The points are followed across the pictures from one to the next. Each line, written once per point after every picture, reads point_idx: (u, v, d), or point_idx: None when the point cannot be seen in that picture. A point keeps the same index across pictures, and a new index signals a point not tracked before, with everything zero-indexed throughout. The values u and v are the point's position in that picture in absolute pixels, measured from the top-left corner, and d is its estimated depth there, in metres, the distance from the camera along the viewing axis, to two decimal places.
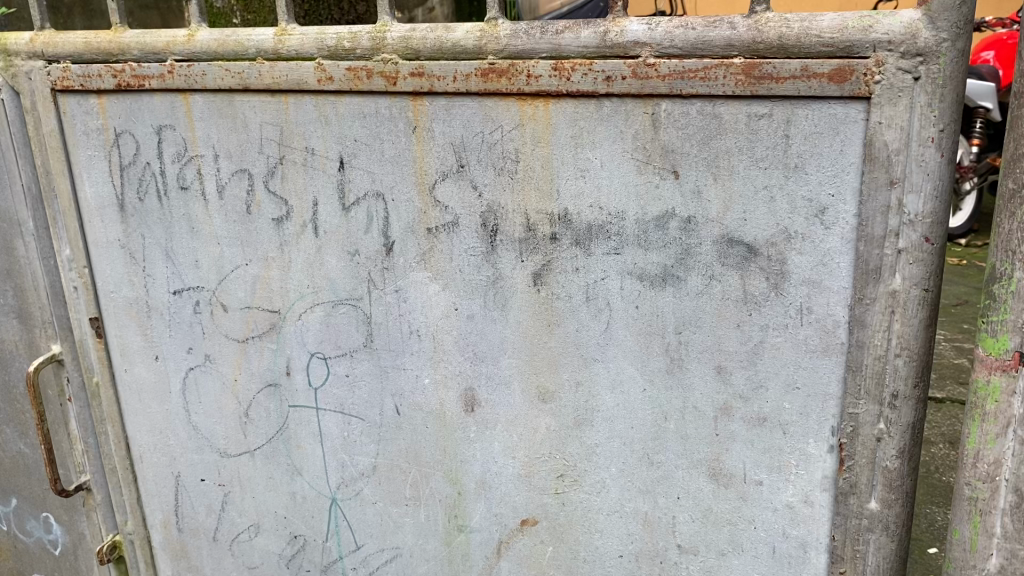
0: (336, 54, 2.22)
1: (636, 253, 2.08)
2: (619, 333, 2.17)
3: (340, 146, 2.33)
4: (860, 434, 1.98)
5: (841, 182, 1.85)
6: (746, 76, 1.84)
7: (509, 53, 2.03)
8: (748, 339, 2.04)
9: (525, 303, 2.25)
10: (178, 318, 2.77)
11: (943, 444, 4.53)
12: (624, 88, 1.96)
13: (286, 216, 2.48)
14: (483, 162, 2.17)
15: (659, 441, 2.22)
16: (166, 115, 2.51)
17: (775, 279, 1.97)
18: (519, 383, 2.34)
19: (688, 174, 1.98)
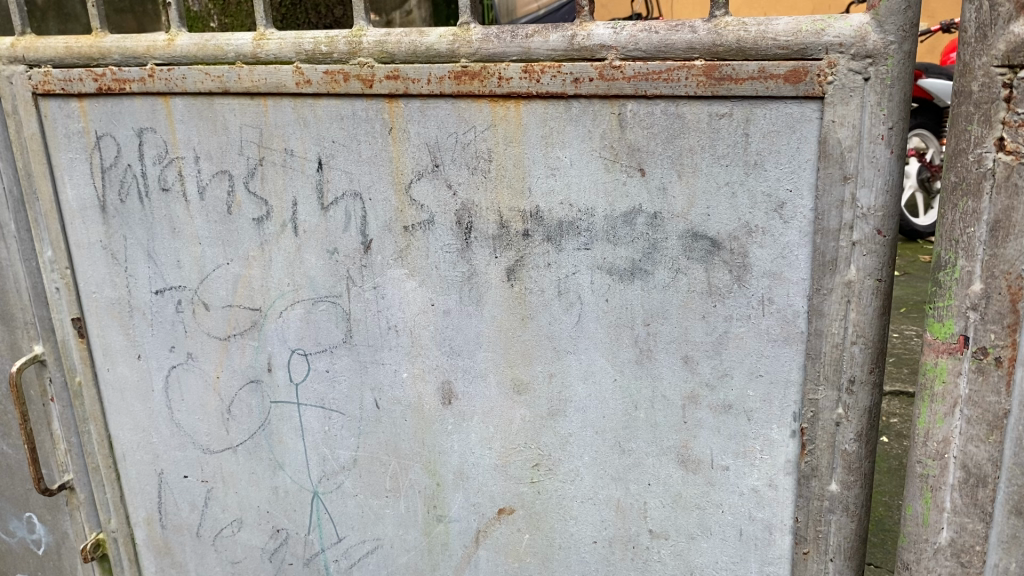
0: (313, 58, 2.29)
1: (605, 248, 2.17)
2: (590, 325, 2.25)
3: (318, 147, 2.40)
4: (820, 418, 2.07)
5: (799, 178, 1.94)
6: (707, 77, 1.93)
7: (481, 56, 2.11)
8: (713, 330, 2.13)
9: (499, 298, 2.33)
10: (160, 318, 2.82)
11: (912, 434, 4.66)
12: (591, 89, 2.04)
13: (266, 215, 2.54)
14: (457, 161, 2.25)
15: (630, 430, 2.30)
16: (147, 118, 2.57)
17: (737, 271, 2.06)
18: (494, 376, 2.41)
19: (654, 171, 2.06)
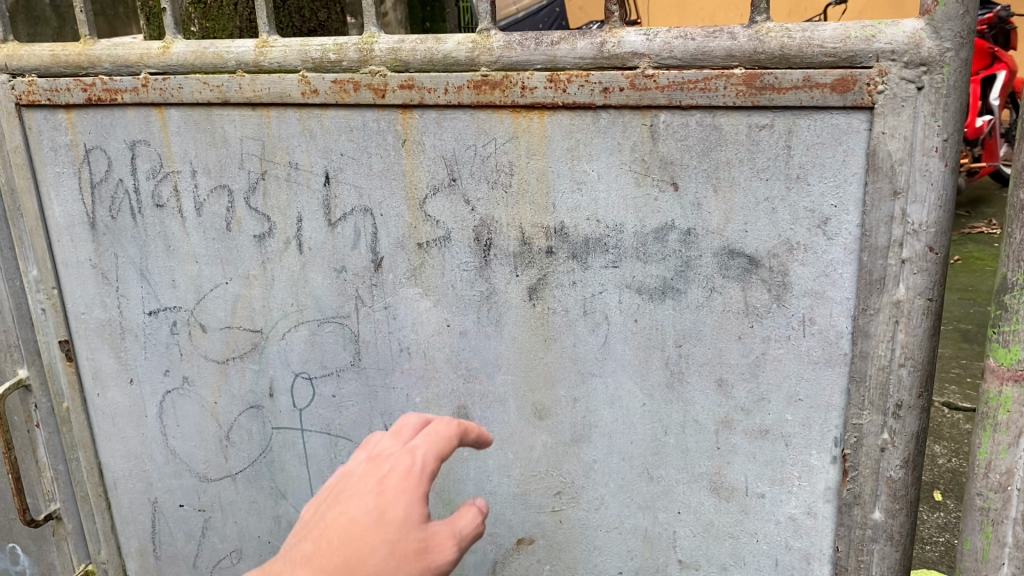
0: (321, 66, 2.15)
1: (635, 266, 2.05)
2: (618, 347, 2.14)
3: (325, 160, 2.26)
4: (864, 444, 1.97)
5: (844, 192, 1.83)
6: (747, 87, 1.81)
7: (503, 64, 1.98)
8: (749, 351, 2.02)
9: (520, 318, 2.21)
10: (154, 340, 2.67)
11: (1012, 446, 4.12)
12: (622, 100, 1.92)
13: (268, 232, 2.40)
14: (476, 175, 2.13)
15: (659, 456, 2.19)
16: (140, 130, 2.43)
17: (777, 290, 1.95)
18: (514, 400, 2.29)
19: (688, 185, 1.95)
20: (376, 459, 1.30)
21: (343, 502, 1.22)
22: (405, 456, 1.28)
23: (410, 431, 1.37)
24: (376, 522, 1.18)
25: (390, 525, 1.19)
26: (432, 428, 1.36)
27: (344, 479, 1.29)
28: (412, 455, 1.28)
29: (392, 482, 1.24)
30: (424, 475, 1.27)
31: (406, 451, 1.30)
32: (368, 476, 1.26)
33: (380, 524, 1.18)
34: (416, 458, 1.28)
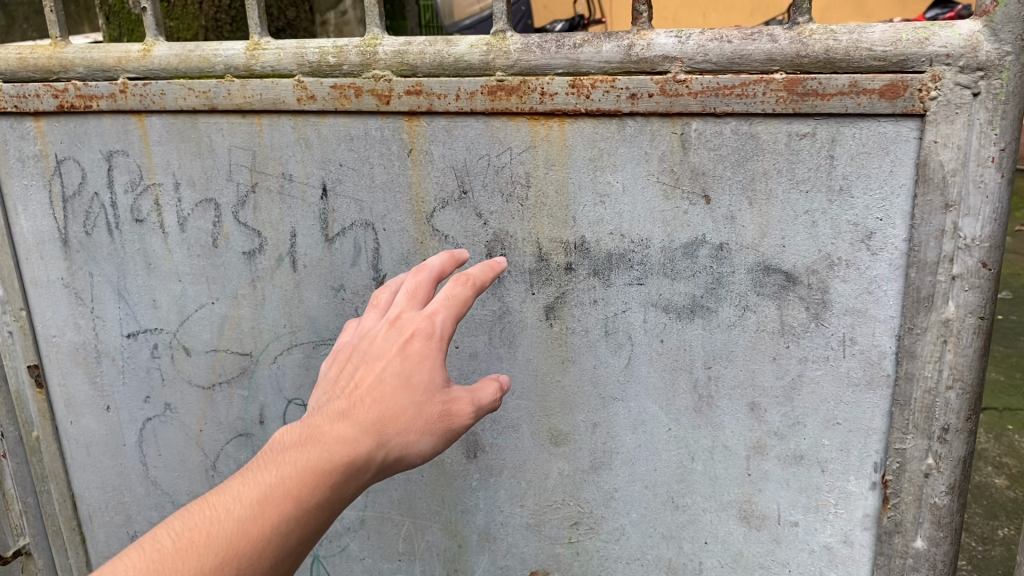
0: (319, 70, 1.99)
1: (661, 283, 1.92)
2: (642, 369, 2.00)
3: (322, 171, 2.10)
4: (907, 470, 1.86)
5: (891, 205, 1.71)
6: (788, 92, 1.69)
7: (520, 69, 1.84)
8: (785, 373, 1.90)
9: (536, 339, 2.07)
10: (134, 364, 2.49)
11: (992, 447, 4.21)
12: (650, 106, 1.78)
13: (259, 248, 2.23)
14: (489, 187, 1.98)
15: (685, 484, 2.07)
16: (117, 139, 2.24)
17: (816, 308, 1.83)
18: (529, 426, 2.15)
19: (721, 199, 1.81)
20: (397, 321, 1.43)
21: (372, 363, 1.35)
22: (427, 321, 1.42)
23: (424, 294, 1.50)
24: (405, 386, 1.34)
25: (417, 389, 1.35)
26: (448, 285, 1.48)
27: (370, 338, 1.41)
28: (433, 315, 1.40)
29: (416, 346, 1.39)
30: (443, 340, 1.42)
31: (426, 315, 1.43)
32: (394, 338, 1.40)
33: (408, 386, 1.34)
34: (437, 322, 1.42)
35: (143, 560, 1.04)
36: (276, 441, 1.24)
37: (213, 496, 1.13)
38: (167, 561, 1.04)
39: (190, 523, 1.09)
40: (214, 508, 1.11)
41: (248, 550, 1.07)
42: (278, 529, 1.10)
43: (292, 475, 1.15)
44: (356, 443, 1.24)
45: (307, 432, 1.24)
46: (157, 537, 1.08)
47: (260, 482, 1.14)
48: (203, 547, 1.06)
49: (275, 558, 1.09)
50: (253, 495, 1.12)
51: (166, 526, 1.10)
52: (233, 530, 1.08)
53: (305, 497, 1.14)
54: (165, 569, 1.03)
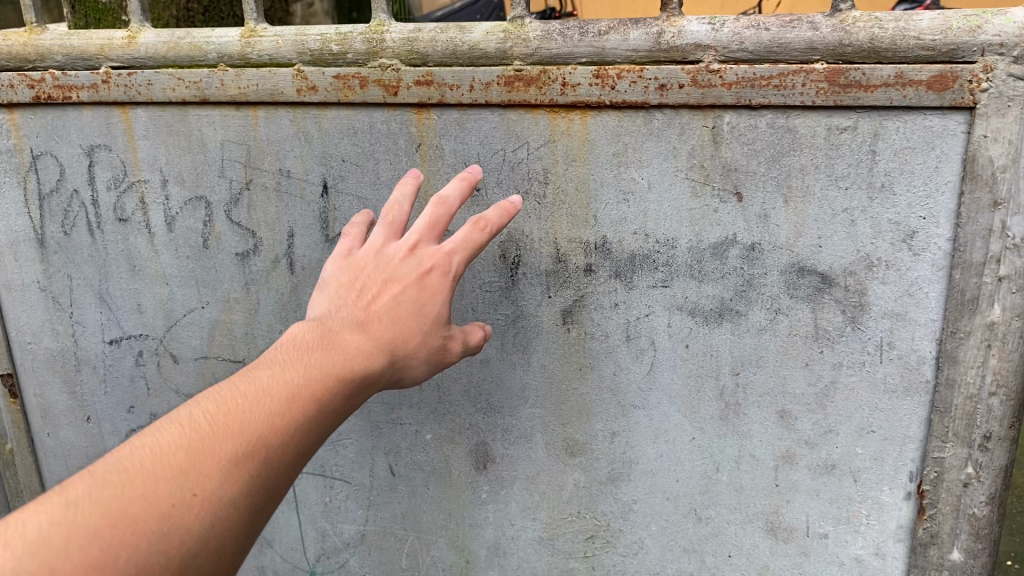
0: (321, 59, 1.86)
1: (688, 286, 1.81)
2: (666, 376, 1.90)
3: (323, 167, 1.97)
4: (945, 479, 1.78)
5: (935, 203, 1.62)
6: (829, 83, 1.59)
7: (540, 58, 1.72)
8: (818, 380, 1.81)
9: (552, 344, 1.96)
10: (116, 372, 2.34)
11: None
12: (680, 98, 1.67)
13: (253, 249, 2.09)
14: (504, 184, 1.86)
15: (709, 495, 1.97)
16: (99, 133, 2.09)
17: (852, 311, 1.74)
18: (542, 436, 2.05)
19: (754, 196, 1.71)
20: (415, 250, 1.59)
21: (391, 284, 1.52)
22: (443, 257, 1.58)
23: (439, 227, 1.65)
24: (416, 313, 1.51)
25: (424, 319, 1.53)
26: (465, 226, 1.63)
27: (388, 259, 1.56)
28: (451, 255, 1.56)
29: (431, 278, 1.56)
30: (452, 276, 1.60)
31: (443, 251, 1.59)
32: (410, 267, 1.56)
33: (417, 315, 1.52)
34: (453, 262, 1.59)
35: (182, 440, 1.15)
36: (294, 343, 1.37)
37: (244, 387, 1.24)
38: (206, 444, 1.15)
39: (223, 411, 1.19)
40: (245, 399, 1.22)
41: (273, 443, 1.19)
42: (303, 426, 1.23)
43: (319, 377, 1.29)
44: (370, 358, 1.40)
45: (329, 338, 1.38)
46: (192, 420, 1.18)
47: (289, 379, 1.27)
48: (239, 434, 1.17)
49: (297, 452, 1.22)
50: (283, 393, 1.24)
51: (199, 408, 1.21)
52: (266, 421, 1.20)
53: (325, 401, 1.28)
54: (204, 450, 1.14)
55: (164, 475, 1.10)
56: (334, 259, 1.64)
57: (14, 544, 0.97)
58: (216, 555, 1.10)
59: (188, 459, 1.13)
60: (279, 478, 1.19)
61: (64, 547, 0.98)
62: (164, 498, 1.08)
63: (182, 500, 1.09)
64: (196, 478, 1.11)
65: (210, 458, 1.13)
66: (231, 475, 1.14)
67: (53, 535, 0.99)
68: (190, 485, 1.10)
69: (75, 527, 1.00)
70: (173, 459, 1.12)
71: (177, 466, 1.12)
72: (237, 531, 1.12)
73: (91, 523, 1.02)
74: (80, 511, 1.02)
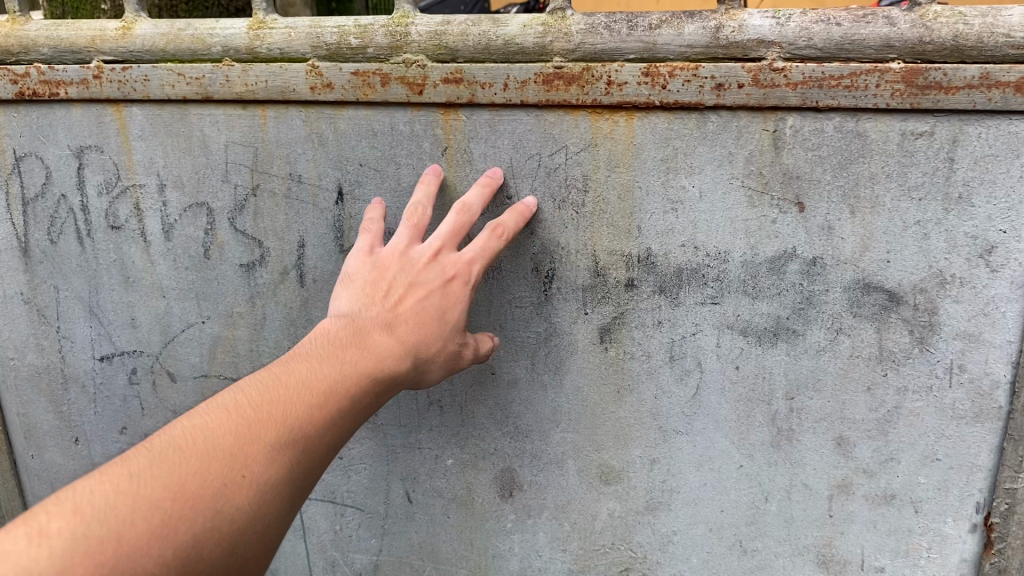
0: (338, 53, 1.69)
1: (740, 303, 1.67)
2: (712, 400, 1.75)
3: (338, 172, 1.81)
4: (1016, 512, 1.66)
5: (1018, 216, 1.49)
6: (906, 84, 1.45)
7: (583, 54, 1.57)
8: (880, 404, 1.68)
9: (588, 364, 1.81)
10: (107, 391, 2.16)
11: None
12: (739, 99, 1.52)
13: (259, 260, 1.92)
14: (538, 191, 1.71)
15: (756, 526, 1.84)
16: (89, 133, 1.91)
17: (920, 332, 1.61)
18: (575, 463, 1.90)
19: (817, 207, 1.57)
20: (439, 255, 1.56)
21: (417, 286, 1.52)
22: (466, 265, 1.57)
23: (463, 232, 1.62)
24: (439, 317, 1.52)
25: (447, 322, 1.54)
26: (487, 231, 1.61)
27: (412, 262, 1.54)
28: (475, 266, 1.55)
29: (454, 284, 1.55)
30: (473, 282, 1.59)
31: (465, 258, 1.57)
32: (434, 272, 1.54)
33: (440, 319, 1.52)
34: (474, 270, 1.58)
35: (229, 424, 1.22)
36: (326, 337, 1.43)
37: (284, 378, 1.32)
38: (251, 430, 1.22)
39: (265, 400, 1.27)
40: (285, 390, 1.29)
41: (312, 431, 1.28)
42: (336, 420, 1.31)
43: (350, 373, 1.37)
44: (398, 360, 1.44)
45: (359, 334, 1.43)
46: (237, 406, 1.26)
47: (324, 373, 1.34)
48: (280, 424, 1.24)
49: (327, 444, 1.31)
50: (320, 387, 1.32)
51: (243, 393, 1.29)
52: (304, 413, 1.27)
53: (356, 398, 1.36)
54: (250, 436, 1.21)
55: (214, 456, 1.18)
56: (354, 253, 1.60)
57: (84, 510, 1.05)
58: (257, 533, 1.19)
59: (235, 443, 1.21)
60: (312, 466, 1.28)
61: (128, 516, 1.06)
62: (217, 476, 1.16)
63: (232, 480, 1.17)
64: (243, 461, 1.19)
65: (255, 444, 1.21)
66: (274, 460, 1.22)
67: (119, 504, 1.07)
68: (240, 467, 1.18)
69: (137, 499, 1.09)
70: (223, 442, 1.20)
71: (225, 448, 1.20)
72: (276, 513, 1.21)
73: (151, 495, 1.10)
74: (141, 484, 1.10)
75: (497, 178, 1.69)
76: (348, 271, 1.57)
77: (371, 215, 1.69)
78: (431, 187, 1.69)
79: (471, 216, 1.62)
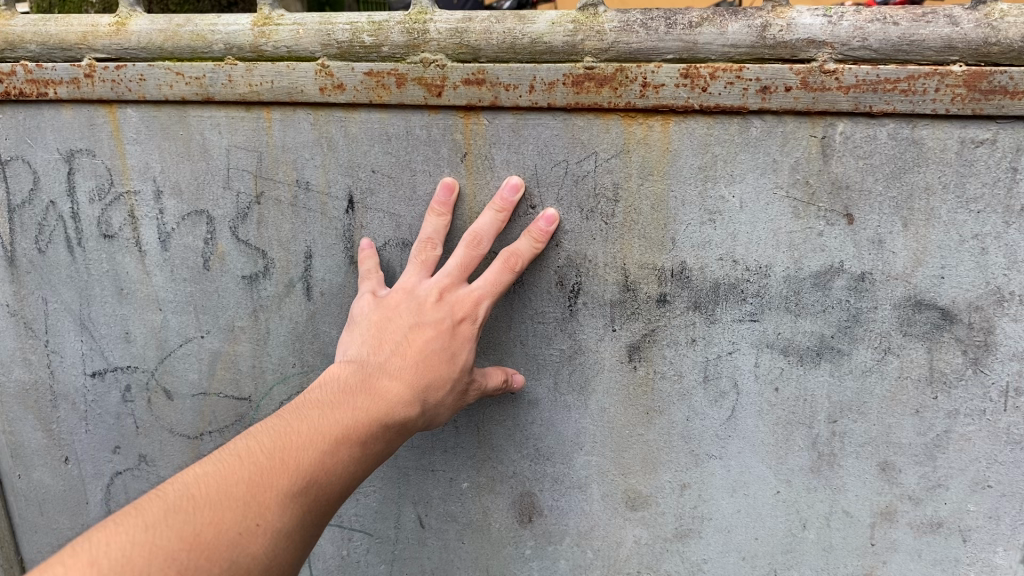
0: (349, 52, 1.57)
1: (782, 320, 1.56)
2: (749, 422, 1.65)
3: (349, 178, 1.69)
4: None
5: None
6: (968, 89, 1.34)
7: (616, 54, 1.45)
8: (929, 428, 1.57)
9: (615, 384, 1.70)
10: (100, 409, 2.04)
11: None
12: (786, 103, 1.41)
13: (263, 272, 1.80)
14: (564, 201, 1.59)
15: (792, 554, 1.73)
16: (81, 136, 1.78)
17: (975, 352, 1.51)
18: (599, 487, 1.79)
19: (867, 218, 1.47)
20: (445, 292, 1.51)
21: (426, 325, 1.47)
22: (473, 304, 1.51)
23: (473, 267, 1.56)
24: (449, 359, 1.47)
25: (456, 364, 1.49)
26: (497, 265, 1.54)
27: (418, 301, 1.49)
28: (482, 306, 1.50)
29: (464, 324, 1.51)
30: (481, 320, 1.53)
31: (473, 295, 1.52)
32: (441, 312, 1.48)
33: (450, 360, 1.47)
34: (482, 307, 1.53)
35: (242, 471, 1.17)
36: (337, 380, 1.39)
37: (296, 422, 1.27)
38: (265, 477, 1.17)
39: (279, 446, 1.22)
40: (298, 435, 1.24)
41: (322, 480, 1.23)
42: (344, 469, 1.26)
43: (360, 419, 1.32)
44: (408, 404, 1.39)
45: (368, 378, 1.39)
46: (250, 452, 1.21)
47: (335, 418, 1.30)
48: (294, 470, 1.20)
49: (335, 493, 1.26)
50: (334, 430, 1.27)
51: (255, 439, 1.24)
52: (317, 460, 1.23)
53: (369, 442, 1.31)
54: (263, 484, 1.16)
55: (229, 504, 1.13)
56: (364, 297, 1.59)
57: (99, 563, 1.00)
58: None
59: (249, 490, 1.15)
60: (320, 515, 1.24)
61: (143, 570, 1.01)
62: (231, 526, 1.11)
63: (246, 530, 1.12)
64: (258, 510, 1.14)
65: (269, 492, 1.16)
66: (286, 510, 1.17)
67: (134, 557, 1.02)
68: (253, 517, 1.13)
69: (154, 549, 1.04)
70: (236, 490, 1.15)
71: (238, 496, 1.14)
72: (287, 563, 1.17)
73: (167, 545, 1.05)
74: (156, 535, 1.05)
75: (510, 196, 1.58)
76: (356, 315, 1.55)
77: (371, 263, 1.66)
78: (441, 218, 1.63)
79: (481, 249, 1.56)
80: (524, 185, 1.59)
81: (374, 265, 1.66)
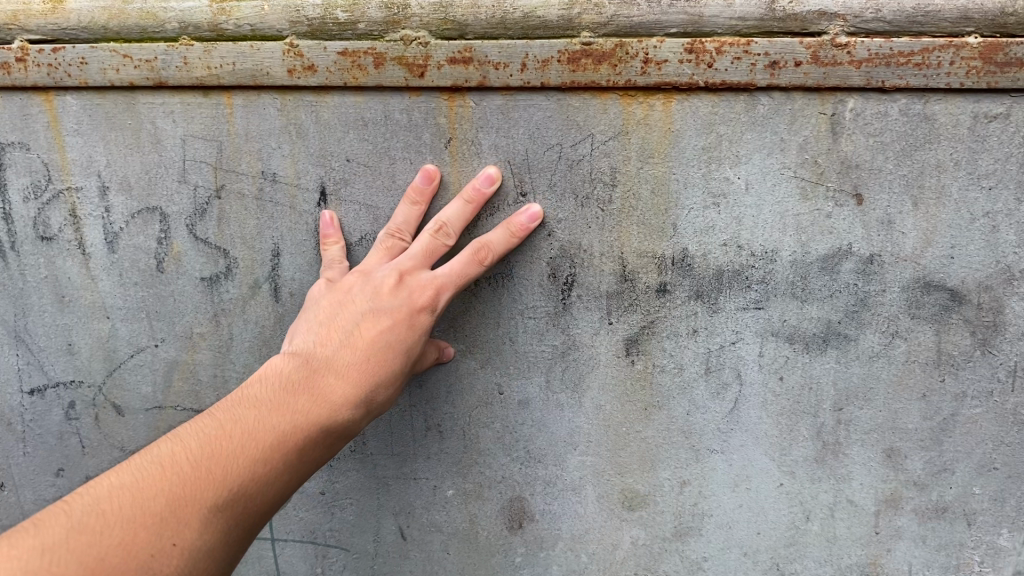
0: (321, 30, 1.44)
1: (788, 307, 1.50)
2: (752, 414, 1.59)
3: (321, 169, 1.56)
4: None
5: None
6: (983, 61, 1.31)
7: (617, 28, 1.36)
8: (935, 413, 1.54)
9: (611, 379, 1.61)
10: (38, 429, 1.84)
11: None
12: (796, 78, 1.35)
13: (225, 272, 1.65)
14: (558, 188, 1.49)
15: (795, 547, 1.67)
16: (13, 127, 1.61)
17: (984, 332, 1.48)
18: (595, 488, 1.70)
19: (877, 198, 1.42)
20: (404, 278, 1.40)
21: (380, 315, 1.35)
22: (433, 291, 1.40)
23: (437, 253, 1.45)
24: (402, 353, 1.36)
25: (408, 358, 1.38)
26: (466, 253, 1.43)
27: (374, 285, 1.38)
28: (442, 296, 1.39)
29: (420, 313, 1.39)
30: (441, 309, 1.42)
31: (435, 282, 1.40)
32: (397, 300, 1.37)
33: (402, 354, 1.37)
34: (441, 297, 1.41)
35: (162, 484, 1.09)
36: (279, 375, 1.29)
37: (228, 426, 1.19)
38: (186, 490, 1.09)
39: (206, 455, 1.13)
40: (229, 441, 1.16)
41: (252, 492, 1.14)
42: (279, 477, 1.18)
43: (301, 423, 1.22)
44: (353, 406, 1.29)
45: (314, 375, 1.29)
46: (174, 461, 1.13)
47: (271, 423, 1.20)
48: (221, 483, 1.11)
49: (267, 504, 1.18)
50: (269, 437, 1.18)
51: (181, 445, 1.15)
52: (247, 471, 1.14)
53: (308, 448, 1.22)
54: (184, 498, 1.08)
55: (143, 520, 1.06)
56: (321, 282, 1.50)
57: None
58: None
59: (167, 505, 1.08)
60: (250, 527, 1.16)
61: None
62: (143, 547, 1.04)
63: (162, 551, 1.05)
64: (174, 527, 1.06)
65: (189, 507, 1.08)
66: (208, 526, 1.09)
67: None
68: (170, 536, 1.06)
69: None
70: (152, 506, 1.07)
71: (156, 512, 1.07)
72: None
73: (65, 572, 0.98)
74: (56, 560, 0.98)
75: (485, 187, 1.46)
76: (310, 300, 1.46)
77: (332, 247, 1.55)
78: (415, 206, 1.49)
79: (448, 237, 1.45)
80: (501, 176, 1.49)
81: (339, 252, 1.55)
